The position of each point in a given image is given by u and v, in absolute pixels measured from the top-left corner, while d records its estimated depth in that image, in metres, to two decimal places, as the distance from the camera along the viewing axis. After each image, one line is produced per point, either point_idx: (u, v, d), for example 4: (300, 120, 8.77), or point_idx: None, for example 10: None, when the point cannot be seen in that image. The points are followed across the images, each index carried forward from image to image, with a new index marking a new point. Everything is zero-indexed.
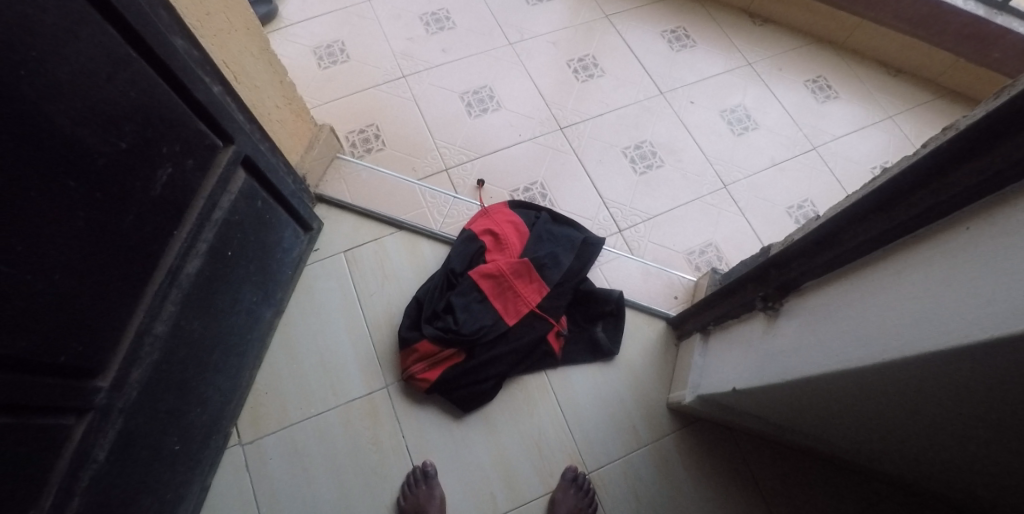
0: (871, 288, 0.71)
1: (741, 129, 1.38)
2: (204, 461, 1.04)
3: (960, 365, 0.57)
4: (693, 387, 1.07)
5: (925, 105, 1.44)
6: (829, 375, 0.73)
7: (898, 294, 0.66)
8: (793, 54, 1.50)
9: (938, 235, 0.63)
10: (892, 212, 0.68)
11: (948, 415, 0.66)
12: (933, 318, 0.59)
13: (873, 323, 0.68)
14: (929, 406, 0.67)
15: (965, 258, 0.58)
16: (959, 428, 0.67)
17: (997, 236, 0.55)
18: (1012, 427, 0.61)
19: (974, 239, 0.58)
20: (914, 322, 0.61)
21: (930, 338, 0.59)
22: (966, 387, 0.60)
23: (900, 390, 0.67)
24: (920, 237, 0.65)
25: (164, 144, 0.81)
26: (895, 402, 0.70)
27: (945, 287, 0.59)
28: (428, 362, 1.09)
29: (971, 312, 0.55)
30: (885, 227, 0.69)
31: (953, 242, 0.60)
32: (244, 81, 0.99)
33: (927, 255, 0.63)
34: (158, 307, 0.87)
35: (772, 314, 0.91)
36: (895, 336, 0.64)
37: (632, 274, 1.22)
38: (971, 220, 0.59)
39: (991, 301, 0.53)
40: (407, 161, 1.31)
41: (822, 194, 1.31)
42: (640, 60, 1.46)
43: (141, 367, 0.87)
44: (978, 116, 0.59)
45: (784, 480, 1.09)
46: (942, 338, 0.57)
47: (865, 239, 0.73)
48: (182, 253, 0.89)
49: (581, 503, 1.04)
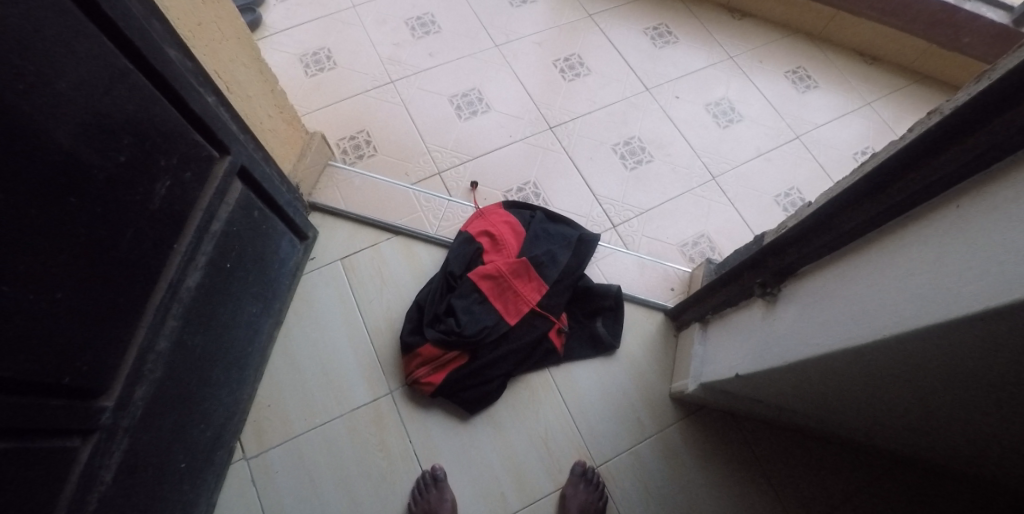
0: (866, 268, 0.73)
1: (726, 122, 1.41)
2: (210, 477, 1.03)
3: (956, 337, 0.59)
4: (696, 375, 1.08)
5: (902, 91, 1.48)
6: (830, 354, 0.75)
7: (894, 272, 0.68)
8: (774, 46, 1.53)
9: (930, 212, 0.65)
10: (887, 194, 0.70)
11: (949, 387, 0.69)
12: (928, 293, 0.61)
13: (870, 302, 0.70)
14: (929, 379, 0.69)
15: (957, 234, 0.60)
16: (958, 399, 0.70)
17: (986, 211, 0.57)
18: (1010, 396, 0.63)
19: (963, 216, 0.60)
20: (911, 298, 0.63)
21: (925, 312, 0.61)
22: (964, 360, 0.62)
23: (899, 365, 0.69)
24: (913, 217, 0.67)
25: (162, 157, 0.81)
26: (895, 378, 0.73)
27: (938, 262, 0.61)
28: (431, 365, 1.10)
29: (962, 286, 0.57)
30: (880, 208, 0.71)
31: (943, 220, 0.63)
32: (237, 91, 0.99)
33: (918, 235, 0.65)
34: (159, 323, 0.86)
35: (770, 300, 0.92)
36: (893, 312, 0.66)
37: (629, 268, 1.23)
38: (960, 198, 0.61)
39: (982, 272, 0.55)
40: (399, 166, 1.31)
41: (808, 182, 1.34)
42: (624, 57, 1.48)
43: (144, 384, 0.86)
44: (962, 99, 0.61)
45: (790, 461, 1.11)
46: (938, 313, 0.59)
47: (861, 222, 0.74)
48: (182, 267, 0.88)
49: (591, 497, 1.05)
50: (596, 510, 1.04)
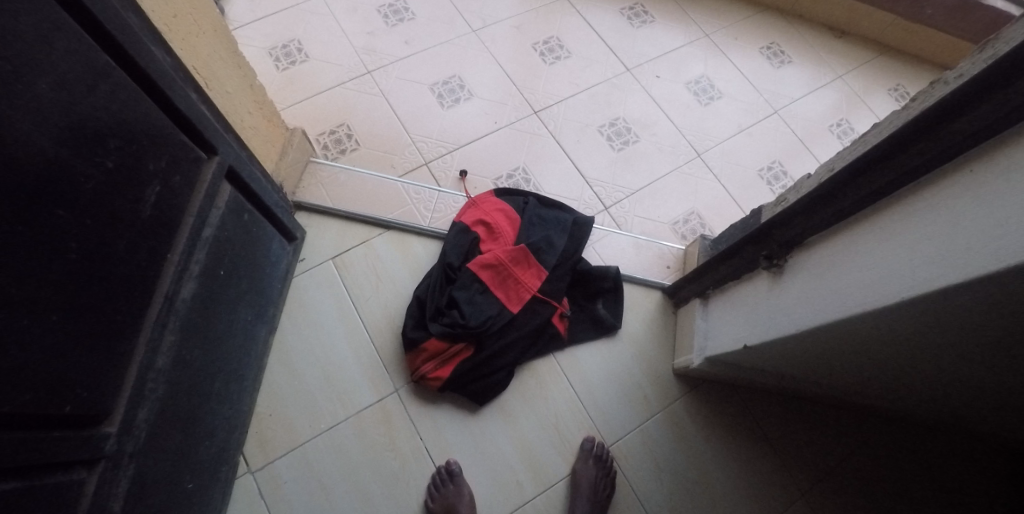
0: (875, 236, 0.73)
1: (707, 99, 1.43)
2: (217, 494, 0.99)
3: (968, 298, 0.60)
4: (700, 350, 1.10)
5: (870, 63, 1.54)
6: (840, 322, 0.76)
7: (904, 239, 0.68)
8: (746, 23, 1.56)
9: (941, 179, 0.65)
10: (894, 165, 0.71)
11: (961, 349, 0.71)
12: (940, 256, 0.61)
13: (880, 269, 0.70)
14: (941, 341, 0.70)
15: (970, 198, 0.60)
16: (972, 359, 0.73)
17: (999, 175, 0.57)
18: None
19: (976, 181, 0.60)
20: (923, 263, 0.63)
21: (938, 275, 0.61)
22: (983, 321, 0.63)
23: (910, 328, 0.70)
24: (921, 185, 0.68)
25: (150, 161, 0.74)
26: (906, 343, 0.74)
27: (950, 226, 0.61)
28: (438, 360, 1.08)
29: (975, 248, 0.57)
30: (886, 179, 0.72)
31: (955, 186, 0.62)
32: (216, 88, 0.92)
33: (929, 200, 0.65)
34: (158, 339, 0.81)
35: (775, 272, 0.93)
36: (902, 276, 0.66)
37: (624, 248, 1.24)
38: (973, 163, 0.61)
39: (992, 234, 0.56)
40: (384, 159, 1.27)
41: (789, 154, 1.38)
42: (602, 37, 1.48)
43: (147, 406, 0.80)
44: (975, 68, 0.61)
45: (792, 426, 1.15)
46: (950, 275, 0.60)
47: (868, 193, 0.75)
48: (177, 277, 0.82)
49: (601, 472, 1.06)
50: (605, 488, 1.05)
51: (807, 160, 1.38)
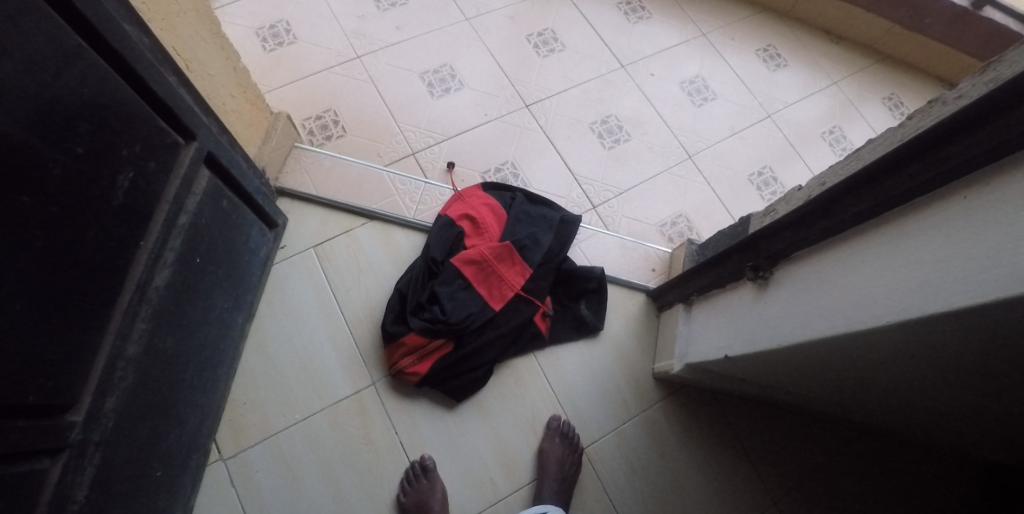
0: (867, 255, 0.72)
1: (701, 100, 1.41)
2: (186, 482, 0.98)
3: (962, 326, 0.59)
4: (680, 356, 1.09)
5: (865, 70, 1.53)
6: (827, 340, 0.75)
7: (896, 261, 0.67)
8: (744, 24, 1.54)
9: (936, 203, 0.63)
10: (888, 186, 0.70)
11: (944, 371, 0.70)
12: (934, 282, 0.60)
13: (871, 290, 0.69)
14: (926, 363, 0.70)
15: (966, 226, 0.58)
16: (954, 381, 0.72)
17: (997, 204, 0.56)
18: (1007, 376, 0.66)
19: (973, 209, 0.58)
20: (915, 287, 0.63)
21: (930, 302, 0.60)
22: (972, 346, 0.62)
23: (899, 349, 0.69)
24: (918, 206, 0.66)
25: (124, 146, 0.70)
26: (891, 361, 0.73)
27: (945, 253, 0.60)
28: (416, 355, 1.07)
29: (972, 276, 0.56)
30: (879, 198, 0.71)
31: (950, 211, 0.61)
32: (197, 70, 0.89)
33: (925, 223, 0.64)
34: (128, 328, 0.77)
35: (761, 284, 0.92)
36: (900, 300, 0.64)
37: (610, 249, 1.23)
38: (968, 190, 0.60)
39: (993, 264, 0.54)
40: (370, 147, 1.24)
41: (779, 160, 1.37)
42: (598, 32, 1.45)
43: (115, 395, 0.78)
44: (977, 93, 0.61)
45: (767, 435, 1.16)
46: (944, 303, 0.59)
47: (861, 210, 0.74)
48: (150, 265, 0.78)
49: (567, 449, 1.08)
50: (573, 462, 1.07)
51: (797, 167, 1.37)
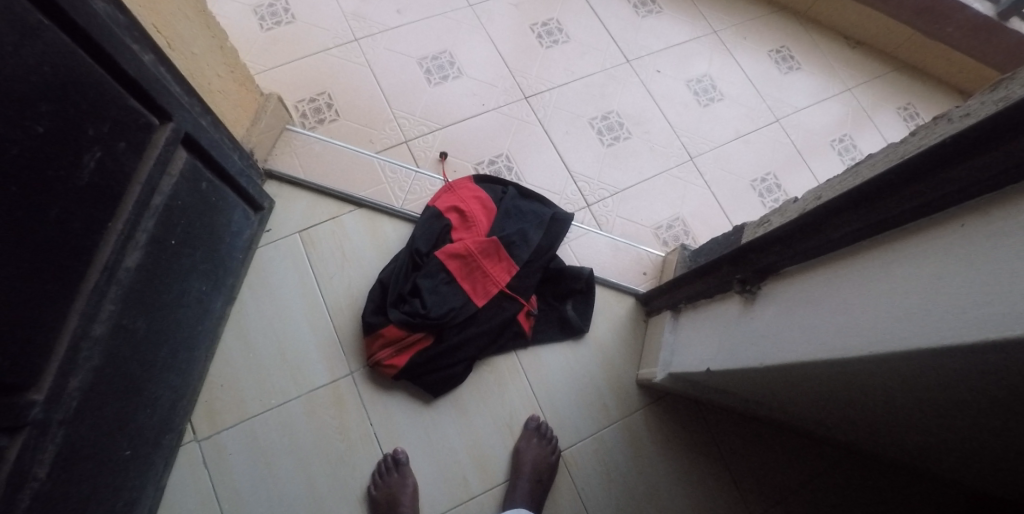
0: (855, 279, 0.67)
1: (707, 100, 1.37)
2: (158, 461, 0.98)
3: (951, 363, 0.54)
4: (664, 365, 1.06)
5: (882, 78, 1.47)
6: (809, 364, 0.70)
7: (885, 288, 0.62)
8: (759, 23, 1.48)
9: (932, 228, 0.58)
10: (881, 205, 0.64)
11: (932, 403, 0.67)
12: (922, 315, 0.55)
13: (857, 316, 0.64)
14: (914, 394, 0.66)
15: (961, 257, 0.53)
16: (942, 413, 0.68)
17: (995, 236, 0.51)
18: (997, 414, 0.62)
19: (969, 238, 0.53)
20: (902, 318, 0.58)
21: (916, 336, 0.55)
22: (961, 382, 0.58)
23: (885, 379, 0.65)
24: (910, 230, 0.61)
25: (90, 125, 0.68)
26: (876, 389, 0.70)
27: (936, 284, 0.55)
28: (394, 347, 1.06)
29: (964, 312, 0.51)
30: (871, 219, 0.65)
31: (945, 238, 0.56)
32: (179, 48, 0.87)
33: (918, 249, 0.59)
34: (96, 308, 0.76)
35: (748, 297, 0.87)
36: (880, 327, 0.60)
37: (601, 250, 1.20)
38: (966, 216, 0.54)
39: (990, 301, 0.49)
40: (363, 133, 1.22)
41: (784, 166, 1.32)
42: (605, 25, 1.41)
43: (80, 374, 0.77)
44: (986, 112, 0.55)
45: (749, 449, 1.13)
46: (930, 338, 0.54)
47: (853, 230, 0.68)
48: (120, 245, 0.77)
49: (543, 450, 1.07)
50: (549, 464, 1.05)
51: (803, 175, 1.32)
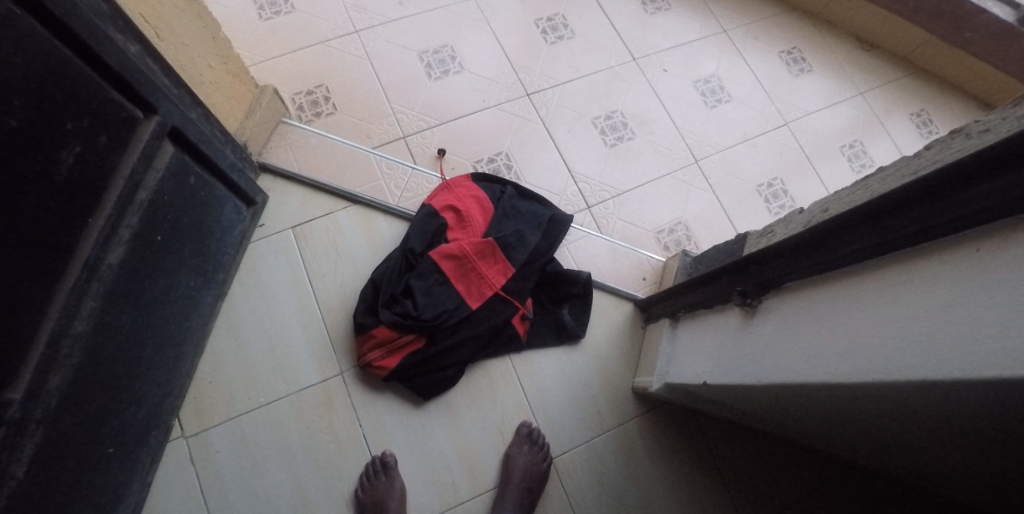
0: (858, 300, 0.63)
1: (714, 101, 1.34)
2: (143, 458, 0.96)
3: (963, 395, 0.51)
4: (661, 374, 1.04)
5: (895, 83, 1.43)
6: (810, 385, 0.67)
7: (890, 311, 0.58)
8: (770, 23, 1.45)
9: (945, 251, 0.54)
10: (894, 223, 0.60)
11: (937, 430, 0.63)
12: (933, 344, 0.52)
13: (861, 339, 0.61)
14: (920, 421, 0.63)
15: (973, 284, 0.50)
16: (948, 441, 0.65)
17: (1012, 263, 0.47)
18: (1006, 446, 0.59)
19: (982, 264, 0.50)
20: (910, 346, 0.55)
21: (926, 366, 0.52)
22: (971, 414, 0.55)
23: (890, 406, 0.62)
24: (926, 251, 0.56)
25: (67, 119, 0.66)
26: (879, 413, 0.67)
27: (946, 311, 0.52)
28: (386, 348, 1.04)
29: (978, 344, 0.48)
30: (881, 238, 0.61)
31: (956, 263, 0.52)
32: (168, 39, 0.85)
33: (926, 272, 0.55)
34: (76, 305, 0.74)
35: (748, 311, 0.83)
36: (888, 354, 0.57)
37: (600, 254, 1.17)
38: (981, 241, 0.51)
39: (1008, 334, 0.46)
40: (360, 127, 1.20)
41: (791, 171, 1.29)
42: (612, 21, 1.38)
43: (60, 373, 0.74)
44: (1008, 128, 0.51)
45: (745, 460, 1.10)
46: (942, 369, 0.51)
47: (863, 247, 0.63)
48: (102, 242, 0.75)
49: (534, 457, 1.04)
50: (540, 471, 1.03)
51: (810, 181, 1.29)
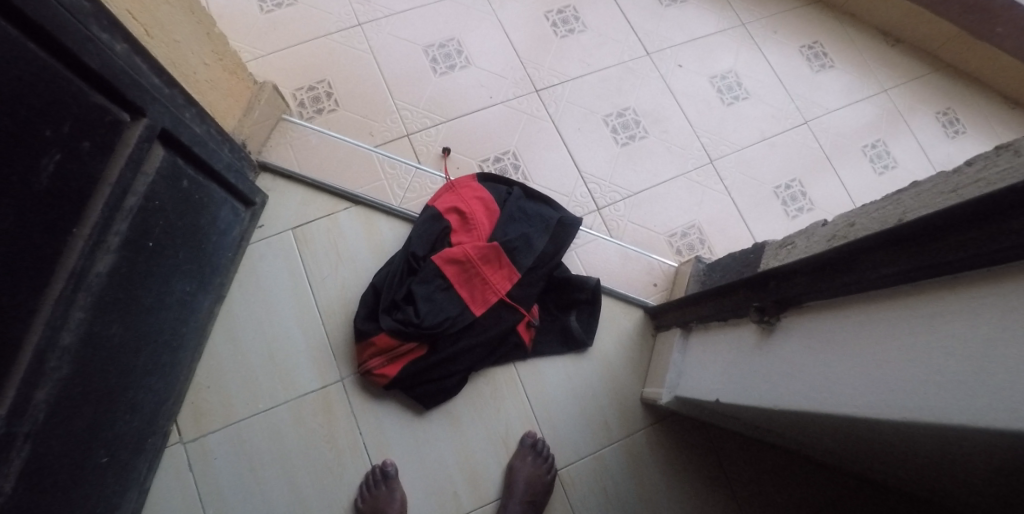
0: (887, 329, 0.57)
1: (731, 98, 1.28)
2: (140, 465, 0.94)
3: (1008, 443, 0.46)
4: (671, 387, 1.00)
5: (922, 79, 1.36)
6: (833, 417, 0.62)
7: (924, 345, 0.53)
8: (792, 15, 1.38)
9: (991, 282, 0.48)
10: (930, 248, 0.53)
11: (970, 468, 0.59)
12: (975, 387, 0.47)
13: (888, 372, 0.56)
14: (951, 459, 0.58)
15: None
16: (980, 478, 0.60)
17: None
18: None
19: None
20: (948, 386, 0.50)
21: (967, 410, 0.48)
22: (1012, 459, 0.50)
23: (919, 443, 0.57)
24: (967, 281, 0.50)
25: (46, 126, 0.63)
26: (906, 446, 0.62)
27: (988, 352, 0.47)
28: (386, 356, 1.01)
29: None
30: (915, 263, 0.54)
31: (1003, 297, 0.46)
32: (158, 36, 0.81)
33: (967, 305, 0.49)
34: (63, 317, 0.71)
35: (767, 328, 0.76)
36: (922, 393, 0.52)
37: (610, 258, 1.13)
38: None
39: None
40: (363, 124, 1.16)
41: (810, 172, 1.24)
42: (625, 14, 1.32)
43: (47, 386, 0.72)
44: None
45: (757, 475, 1.06)
46: (986, 416, 0.46)
47: (893, 272, 0.56)
48: (89, 251, 0.71)
49: (538, 469, 1.01)
50: (544, 484, 1.00)
51: (830, 182, 1.23)
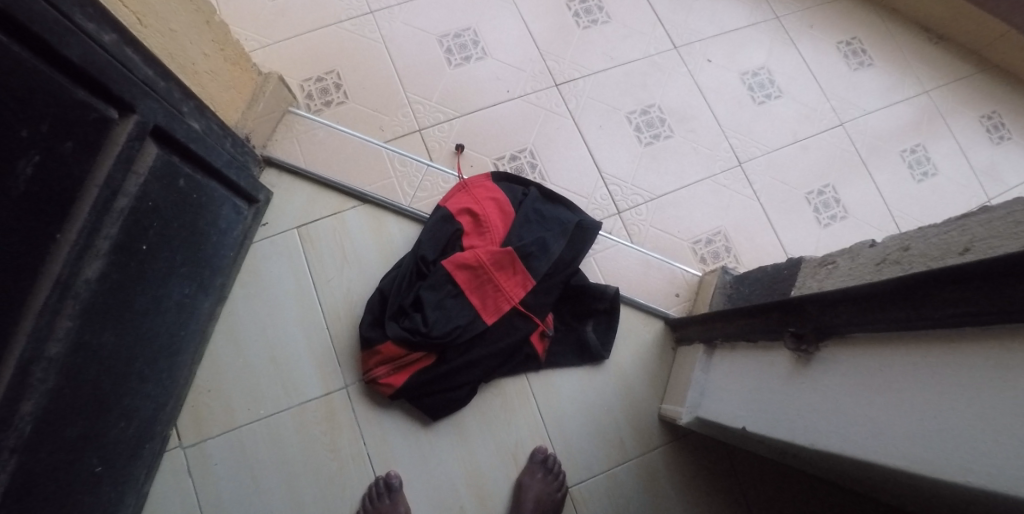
0: (951, 377, 0.51)
1: (763, 96, 1.20)
2: (138, 472, 0.90)
3: None
4: (692, 407, 0.94)
5: (967, 80, 1.27)
6: (880, 465, 0.56)
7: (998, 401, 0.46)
8: (829, 9, 1.29)
9: None
10: (1008, 290, 0.45)
11: None
12: None
13: (953, 425, 0.50)
14: None
15: None
16: None
17: None
18: None
19: None
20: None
21: None
22: None
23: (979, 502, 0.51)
24: None
25: (25, 125, 0.58)
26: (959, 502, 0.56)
27: None
28: (392, 365, 0.96)
29: None
30: (990, 306, 0.47)
31: None
32: (153, 25, 0.75)
33: None
34: (48, 326, 0.66)
35: (803, 357, 0.70)
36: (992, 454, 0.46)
37: (630, 265, 1.07)
38: None
39: None
40: (372, 118, 1.11)
41: (844, 176, 1.16)
42: (651, 4, 1.24)
43: (34, 398, 0.67)
44: None
45: (778, 499, 1.00)
46: None
47: (962, 313, 0.49)
48: (75, 258, 0.67)
49: (548, 486, 0.96)
50: (554, 502, 0.95)
51: (866, 189, 1.16)
